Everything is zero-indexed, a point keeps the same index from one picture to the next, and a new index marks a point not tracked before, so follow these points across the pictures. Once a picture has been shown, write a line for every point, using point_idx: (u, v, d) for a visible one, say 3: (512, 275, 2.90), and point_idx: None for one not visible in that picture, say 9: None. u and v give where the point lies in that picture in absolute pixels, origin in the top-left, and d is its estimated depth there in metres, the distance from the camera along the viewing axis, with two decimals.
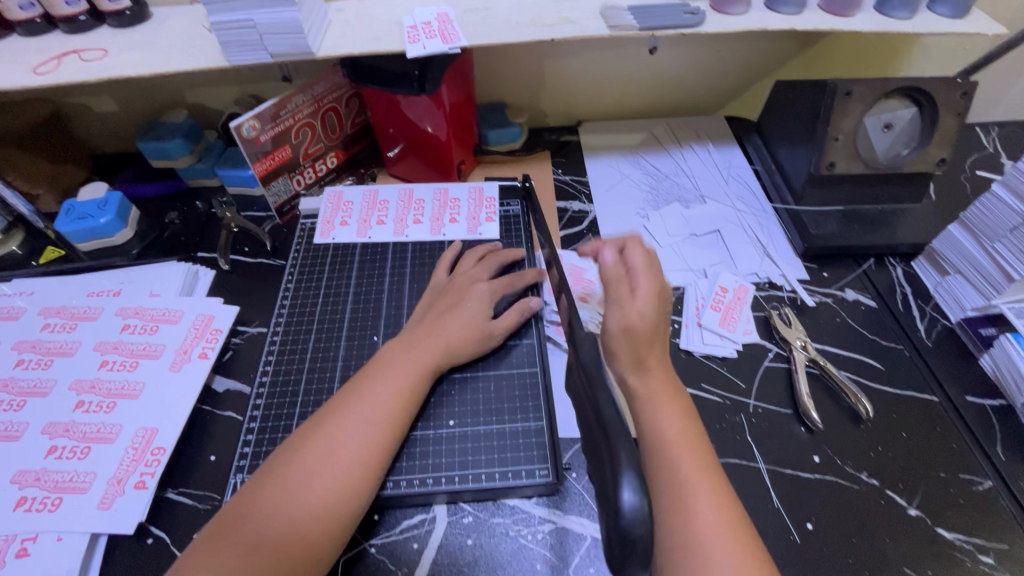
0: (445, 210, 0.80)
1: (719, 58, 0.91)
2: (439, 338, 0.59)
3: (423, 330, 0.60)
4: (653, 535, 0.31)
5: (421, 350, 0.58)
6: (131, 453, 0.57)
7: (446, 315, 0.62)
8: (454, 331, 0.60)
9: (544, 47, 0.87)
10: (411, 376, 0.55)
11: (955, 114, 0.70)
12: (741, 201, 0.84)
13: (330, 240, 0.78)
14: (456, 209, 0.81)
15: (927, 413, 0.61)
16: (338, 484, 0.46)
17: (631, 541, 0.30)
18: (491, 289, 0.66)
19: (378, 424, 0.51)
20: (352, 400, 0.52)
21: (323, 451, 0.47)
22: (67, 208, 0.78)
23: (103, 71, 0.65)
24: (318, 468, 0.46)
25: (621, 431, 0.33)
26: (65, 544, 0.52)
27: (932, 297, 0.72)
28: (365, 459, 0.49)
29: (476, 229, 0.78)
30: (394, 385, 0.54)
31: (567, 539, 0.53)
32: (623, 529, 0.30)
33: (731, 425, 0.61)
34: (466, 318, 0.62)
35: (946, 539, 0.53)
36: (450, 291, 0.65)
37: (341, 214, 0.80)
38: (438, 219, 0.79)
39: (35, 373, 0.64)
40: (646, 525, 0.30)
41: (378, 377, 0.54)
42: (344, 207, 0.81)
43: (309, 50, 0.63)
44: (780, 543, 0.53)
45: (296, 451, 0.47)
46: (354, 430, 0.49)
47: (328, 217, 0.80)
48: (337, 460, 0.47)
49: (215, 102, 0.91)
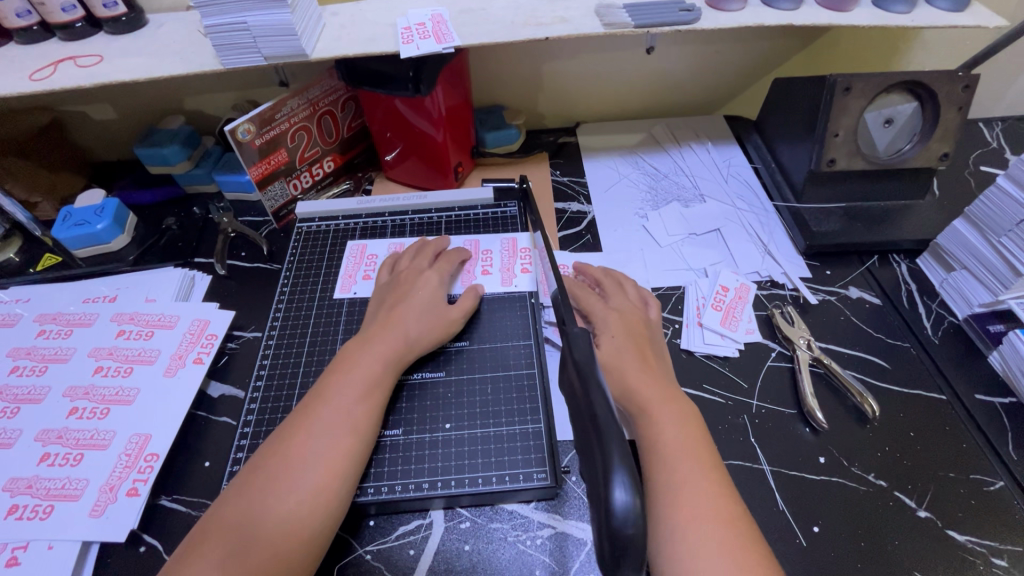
0: (476, 261, 0.73)
1: (716, 57, 0.91)
2: (395, 333, 0.58)
3: (377, 327, 0.59)
4: (646, 533, 0.30)
5: (379, 345, 0.57)
6: (124, 459, 0.57)
7: (397, 307, 0.61)
8: (410, 326, 0.60)
9: (542, 49, 0.87)
10: (371, 373, 0.55)
11: (956, 108, 0.69)
12: (741, 200, 0.83)
13: (351, 295, 0.71)
14: (488, 261, 0.73)
15: (934, 411, 0.60)
16: (310, 484, 0.47)
17: (623, 542, 0.30)
18: (438, 274, 0.67)
19: (345, 424, 0.51)
20: (318, 404, 0.52)
21: (293, 455, 0.48)
22: (64, 214, 0.78)
23: (97, 77, 0.65)
24: (288, 470, 0.47)
25: (614, 429, 0.32)
26: (56, 552, 0.51)
27: (938, 293, 0.70)
28: (333, 459, 0.49)
29: (512, 282, 0.70)
30: (356, 383, 0.54)
31: (567, 544, 0.52)
32: (615, 531, 0.30)
33: (733, 427, 0.59)
34: (415, 307, 0.61)
35: (958, 542, 0.51)
36: (396, 284, 0.65)
37: (363, 268, 0.74)
38: (470, 272, 0.72)
39: (29, 380, 0.63)
40: (639, 524, 0.30)
41: (339, 377, 0.54)
42: (368, 261, 0.75)
43: (303, 51, 0.63)
44: (786, 547, 0.51)
45: (268, 455, 0.48)
46: (321, 431, 0.50)
47: (350, 270, 0.74)
48: (307, 462, 0.48)
49: (213, 108, 0.91)
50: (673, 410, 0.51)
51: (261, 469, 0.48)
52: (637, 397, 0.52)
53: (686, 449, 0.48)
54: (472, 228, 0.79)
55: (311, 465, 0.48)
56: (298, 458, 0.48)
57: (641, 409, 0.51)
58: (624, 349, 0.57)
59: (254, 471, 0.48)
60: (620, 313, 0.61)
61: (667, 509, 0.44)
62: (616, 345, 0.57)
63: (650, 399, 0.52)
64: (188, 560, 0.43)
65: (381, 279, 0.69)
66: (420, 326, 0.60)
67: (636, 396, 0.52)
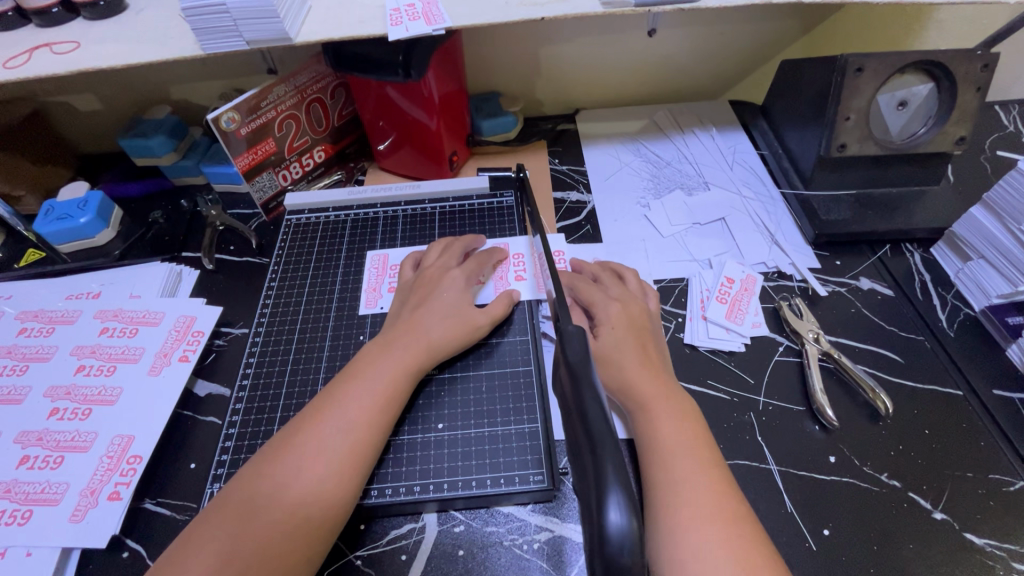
0: (508, 266, 0.69)
1: (720, 38, 0.87)
2: (420, 335, 0.56)
3: (400, 328, 0.57)
4: (644, 561, 0.28)
5: (397, 349, 0.55)
6: (106, 462, 0.55)
7: (420, 309, 0.59)
8: (432, 328, 0.57)
9: (540, 32, 0.84)
10: (389, 379, 0.52)
11: (975, 89, 0.66)
12: (747, 187, 0.80)
13: (377, 309, 0.67)
14: (521, 266, 0.69)
15: (950, 408, 0.57)
16: (315, 498, 0.44)
17: (618, 571, 0.27)
18: (465, 274, 0.64)
19: (356, 431, 0.48)
20: (329, 406, 0.49)
21: (295, 463, 0.45)
22: (46, 209, 0.75)
23: (73, 64, 0.62)
24: (290, 480, 0.44)
25: (608, 439, 0.30)
26: (34, 559, 0.49)
27: (953, 284, 0.67)
28: (342, 469, 0.46)
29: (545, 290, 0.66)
30: (370, 389, 0.51)
31: (564, 548, 0.50)
32: (609, 558, 0.27)
33: (739, 424, 0.57)
34: (438, 309, 0.59)
35: (976, 545, 0.49)
36: (421, 282, 0.63)
37: (388, 279, 0.70)
38: (502, 277, 0.68)
39: (10, 379, 0.61)
40: (636, 552, 0.28)
41: (354, 382, 0.52)
42: (391, 272, 0.70)
43: (286, 35, 0.60)
44: (795, 551, 0.49)
45: (267, 462, 0.46)
46: (320, 439, 0.47)
47: (374, 283, 0.69)
48: (312, 473, 0.45)
49: (200, 97, 0.88)
50: (672, 408, 0.49)
51: (253, 479, 0.45)
52: (635, 393, 0.50)
53: (688, 449, 0.46)
54: (470, 219, 0.76)
55: (320, 475, 0.45)
56: (299, 466, 0.45)
57: (640, 407, 0.49)
58: (623, 344, 0.54)
59: (235, 483, 0.45)
60: (621, 304, 0.58)
61: (664, 508, 0.42)
62: (614, 339, 0.54)
63: (647, 396, 0.49)
64: None
65: (405, 275, 0.66)
66: (443, 329, 0.58)
67: (635, 392, 0.50)
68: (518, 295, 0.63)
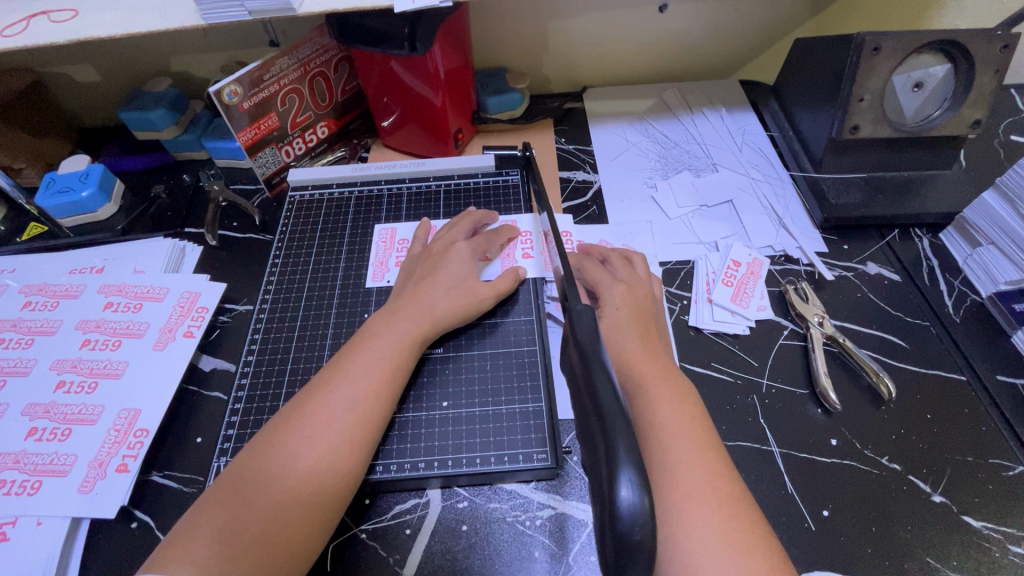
0: (516, 243, 0.68)
1: (733, 15, 0.85)
2: (423, 309, 0.56)
3: (405, 300, 0.57)
4: (654, 537, 0.29)
5: (404, 320, 0.55)
6: (113, 435, 0.55)
7: (425, 282, 0.59)
8: (437, 300, 0.57)
9: (547, 7, 0.82)
10: (396, 351, 0.53)
11: (993, 70, 0.64)
12: (755, 169, 0.79)
13: (385, 283, 0.67)
14: (528, 244, 0.69)
15: (952, 392, 0.57)
16: (326, 468, 0.45)
17: (631, 548, 0.28)
18: (470, 247, 0.63)
19: (363, 404, 0.48)
20: (336, 379, 0.49)
21: (304, 435, 0.45)
22: (47, 181, 0.74)
23: (70, 33, 0.60)
24: (299, 453, 0.45)
25: (617, 416, 0.31)
26: (45, 528, 0.50)
27: (961, 271, 0.67)
28: (352, 439, 0.47)
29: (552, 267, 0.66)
30: (377, 361, 0.51)
31: (566, 525, 0.50)
32: (620, 534, 0.28)
33: (742, 407, 0.57)
34: (443, 282, 0.59)
35: (974, 528, 0.49)
36: (426, 256, 0.63)
37: (395, 254, 0.69)
38: (510, 255, 0.67)
39: (15, 352, 0.62)
40: (647, 528, 0.28)
41: (359, 354, 0.52)
42: (399, 247, 0.70)
43: (289, 6, 0.59)
44: (794, 531, 0.50)
45: (277, 433, 0.46)
46: (328, 411, 0.47)
47: (380, 258, 0.69)
48: (322, 445, 0.45)
49: (202, 69, 0.86)
50: (675, 390, 0.48)
51: (265, 448, 0.45)
52: (636, 373, 0.49)
53: (687, 431, 0.45)
54: (474, 198, 0.75)
55: (331, 445, 0.46)
56: (311, 437, 0.45)
57: (639, 386, 0.49)
58: (627, 324, 0.54)
59: (246, 458, 0.45)
60: (627, 286, 0.58)
61: (661, 488, 0.42)
62: (618, 319, 0.54)
63: (647, 377, 0.49)
64: (169, 554, 0.40)
65: (413, 250, 0.66)
66: (448, 304, 0.57)
67: (634, 372, 0.49)
68: (521, 272, 0.63)
